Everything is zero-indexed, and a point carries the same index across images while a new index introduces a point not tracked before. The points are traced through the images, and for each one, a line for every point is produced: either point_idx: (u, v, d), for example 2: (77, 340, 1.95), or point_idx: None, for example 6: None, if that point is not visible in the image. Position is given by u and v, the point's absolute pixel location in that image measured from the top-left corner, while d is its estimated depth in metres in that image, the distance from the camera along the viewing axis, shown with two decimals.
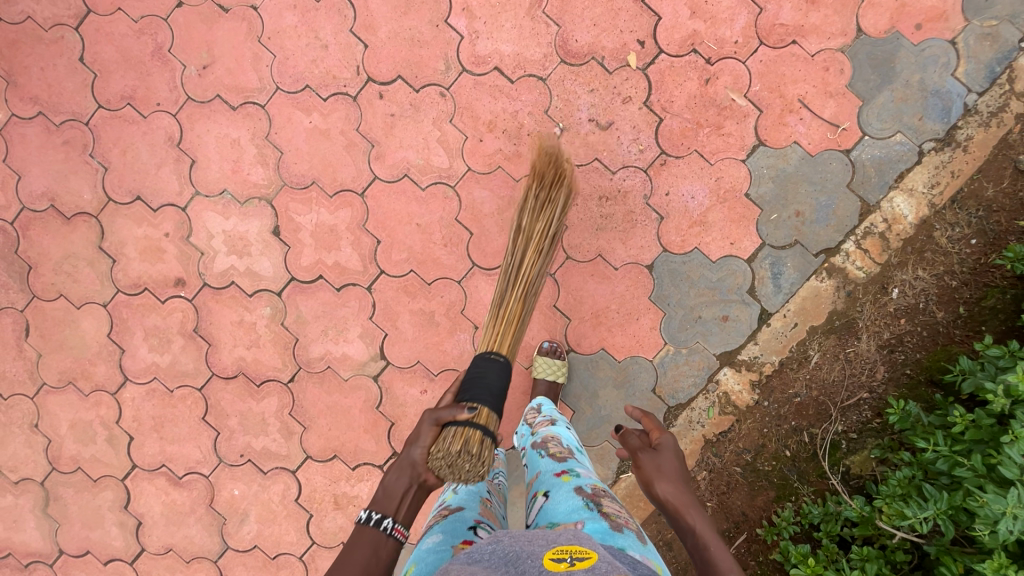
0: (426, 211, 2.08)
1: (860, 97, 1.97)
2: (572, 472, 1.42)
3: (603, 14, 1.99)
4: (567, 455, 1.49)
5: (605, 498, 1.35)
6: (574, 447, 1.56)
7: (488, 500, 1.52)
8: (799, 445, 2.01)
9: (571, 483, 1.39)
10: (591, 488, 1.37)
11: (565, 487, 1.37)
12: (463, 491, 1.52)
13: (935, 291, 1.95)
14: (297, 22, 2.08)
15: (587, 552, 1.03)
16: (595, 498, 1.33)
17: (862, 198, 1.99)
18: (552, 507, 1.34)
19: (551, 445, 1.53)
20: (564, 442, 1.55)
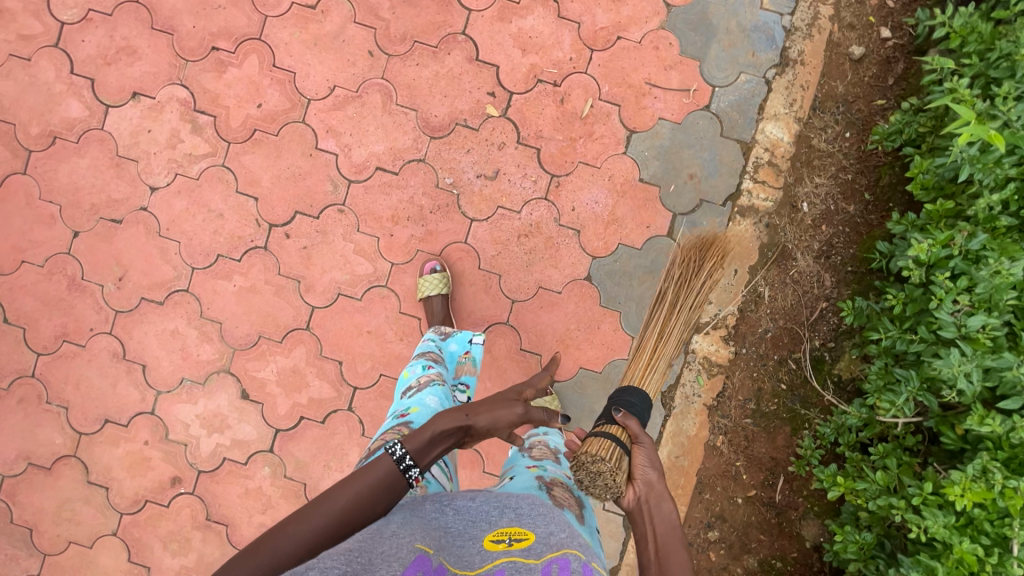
0: (372, 317, 2.16)
1: (696, 58, 2.14)
2: (541, 467, 1.45)
3: (448, 84, 2.13)
4: (547, 456, 1.51)
5: (559, 488, 1.39)
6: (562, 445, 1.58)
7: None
8: (790, 374, 2.09)
9: (535, 473, 1.43)
10: (552, 476, 1.42)
11: (527, 473, 1.42)
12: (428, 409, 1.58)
13: (837, 190, 2.09)
14: (186, 204, 2.16)
15: (525, 533, 1.17)
16: (549, 485, 1.38)
17: (739, 139, 2.14)
18: (509, 485, 1.41)
19: (535, 448, 1.54)
20: (552, 442, 1.58)
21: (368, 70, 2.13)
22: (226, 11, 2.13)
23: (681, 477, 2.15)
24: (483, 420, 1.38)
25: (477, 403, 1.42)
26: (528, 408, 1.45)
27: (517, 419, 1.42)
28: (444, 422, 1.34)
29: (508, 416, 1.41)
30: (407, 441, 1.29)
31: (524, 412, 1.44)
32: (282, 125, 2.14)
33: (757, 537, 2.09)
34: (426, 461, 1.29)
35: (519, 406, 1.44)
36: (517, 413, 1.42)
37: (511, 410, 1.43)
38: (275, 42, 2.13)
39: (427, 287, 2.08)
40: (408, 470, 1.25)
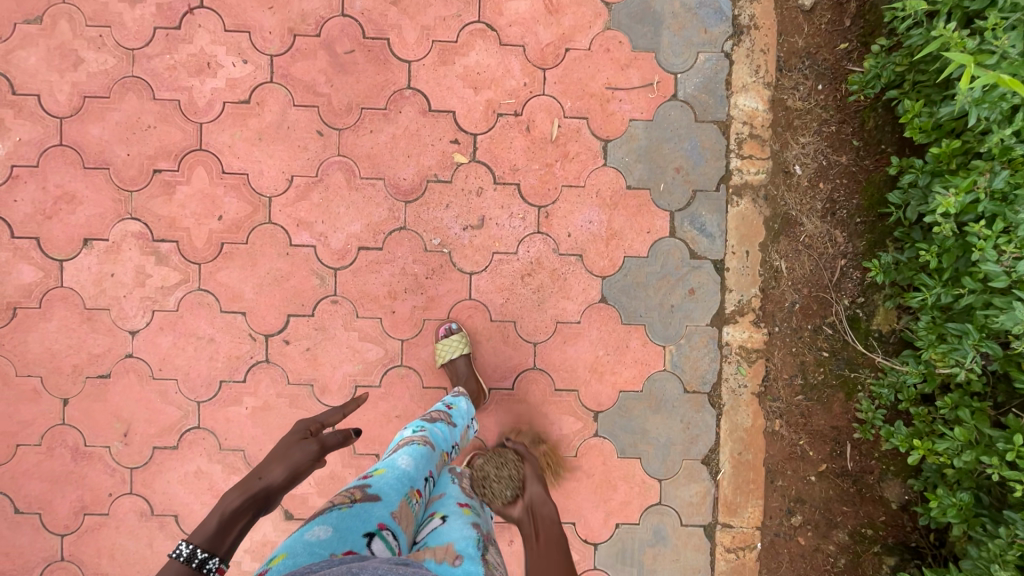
0: (396, 400, 2.05)
1: (649, 50, 2.06)
2: (473, 509, 1.47)
3: (408, 143, 2.02)
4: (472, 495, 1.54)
5: (489, 546, 1.39)
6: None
7: (415, 495, 1.39)
8: (829, 340, 2.04)
9: (469, 517, 1.43)
10: (485, 528, 1.44)
11: (463, 518, 1.41)
12: (395, 475, 1.40)
13: (826, 145, 2.04)
14: (173, 338, 2.03)
15: None
16: (484, 539, 1.38)
17: (715, 120, 2.07)
18: (448, 532, 1.36)
19: (461, 481, 1.59)
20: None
21: (322, 151, 2.02)
22: (157, 129, 1.99)
23: (750, 471, 2.09)
24: (278, 474, 1.50)
25: (267, 463, 1.55)
26: (322, 440, 1.59)
27: (313, 456, 1.56)
28: (234, 501, 1.44)
29: (305, 457, 1.55)
30: (195, 537, 1.34)
31: (320, 445, 1.58)
32: (250, 231, 2.02)
33: (841, 510, 2.04)
34: (225, 550, 1.36)
35: (312, 443, 1.58)
36: (311, 452, 1.56)
37: (305, 449, 1.56)
38: (218, 147, 2.00)
39: (447, 351, 1.97)
40: (204, 563, 1.31)
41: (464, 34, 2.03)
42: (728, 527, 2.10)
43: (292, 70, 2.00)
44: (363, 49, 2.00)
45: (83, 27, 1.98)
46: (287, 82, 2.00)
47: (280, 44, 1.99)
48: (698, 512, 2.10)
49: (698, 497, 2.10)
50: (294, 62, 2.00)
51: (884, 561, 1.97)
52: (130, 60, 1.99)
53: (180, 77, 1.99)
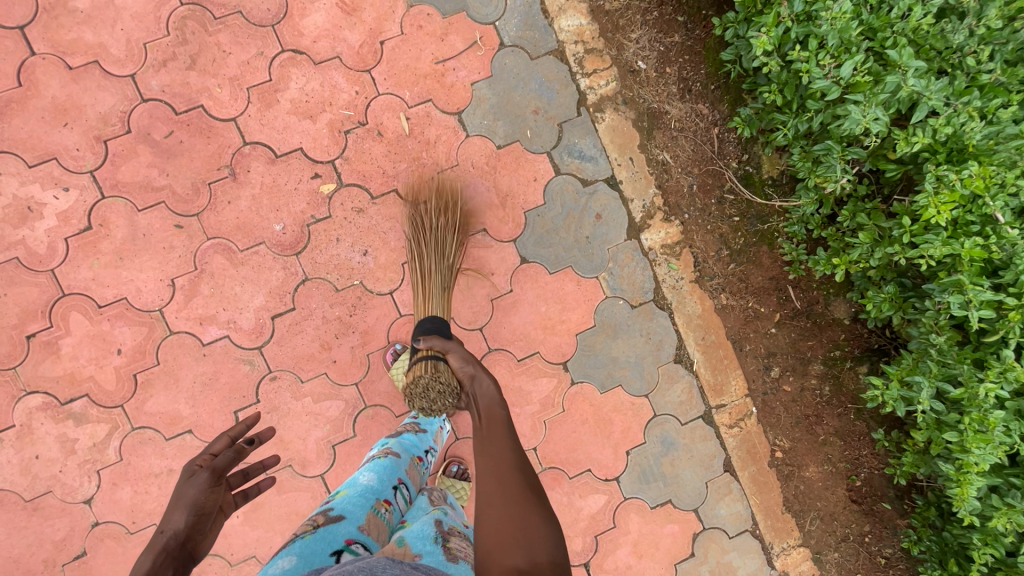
0: (377, 442, 2.01)
1: (459, 11, 2.03)
2: (441, 509, 1.48)
3: (271, 197, 1.94)
4: (443, 500, 1.54)
5: (457, 537, 1.39)
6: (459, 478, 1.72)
7: (383, 504, 1.41)
8: (735, 205, 2.13)
9: (435, 514, 1.45)
10: (450, 524, 1.43)
11: (427, 517, 1.43)
12: (356, 492, 1.41)
13: (656, 32, 2.08)
14: (131, 488, 1.92)
15: None
16: (447, 533, 1.38)
17: (548, 51, 2.07)
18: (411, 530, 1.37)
19: (436, 491, 1.58)
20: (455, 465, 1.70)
21: (190, 242, 1.91)
22: (9, 295, 1.84)
23: (719, 350, 2.19)
24: (179, 519, 1.21)
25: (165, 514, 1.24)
26: (213, 465, 1.31)
27: (209, 487, 1.26)
28: (142, 565, 1.12)
29: (199, 491, 1.25)
30: None
31: (215, 474, 1.29)
32: (156, 350, 1.91)
33: (807, 346, 2.16)
34: None
35: (202, 472, 1.28)
36: (204, 481, 1.27)
37: (195, 482, 1.27)
38: (82, 284, 1.87)
39: (404, 371, 1.94)
40: None
41: (275, 69, 1.93)
42: (723, 407, 2.20)
43: (119, 176, 1.87)
44: (181, 125, 1.89)
45: None
46: (121, 190, 1.87)
47: (94, 156, 1.85)
48: (691, 407, 2.19)
49: (686, 393, 2.19)
50: (117, 167, 1.87)
51: (859, 371, 2.13)
52: None
53: (6, 233, 1.83)
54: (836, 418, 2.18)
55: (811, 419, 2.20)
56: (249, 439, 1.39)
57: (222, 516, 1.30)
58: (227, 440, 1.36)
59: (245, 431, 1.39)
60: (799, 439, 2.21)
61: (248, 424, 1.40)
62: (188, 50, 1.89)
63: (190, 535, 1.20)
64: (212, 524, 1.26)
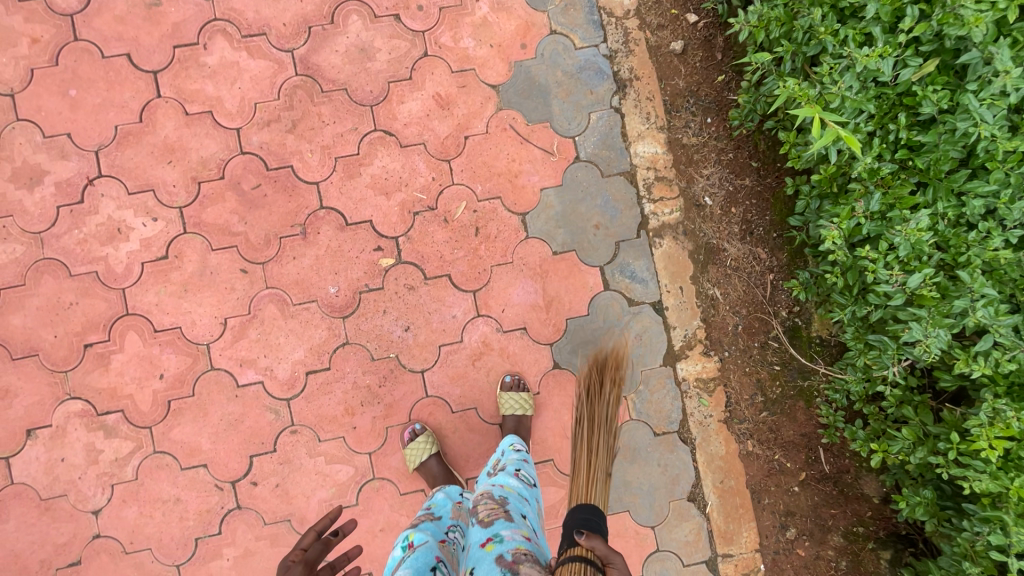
0: (377, 516, 2.02)
1: (544, 121, 2.14)
2: (495, 537, 1.43)
3: (333, 260, 2.04)
4: (492, 517, 1.49)
5: (526, 564, 1.34)
6: (510, 495, 1.59)
7: None
8: (777, 353, 2.10)
9: (494, 551, 1.40)
10: (511, 553, 1.38)
11: (486, 559, 1.38)
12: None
13: (728, 172, 2.13)
14: (137, 509, 1.97)
15: None
16: (512, 565, 1.34)
17: (620, 172, 2.15)
18: None
19: (482, 506, 1.55)
20: (497, 495, 1.58)
21: (250, 287, 2.02)
22: (79, 304, 1.97)
23: (736, 497, 2.12)
24: None
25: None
26: (306, 558, 1.32)
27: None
28: None
29: None
30: None
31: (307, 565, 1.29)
32: (194, 382, 2.00)
33: (829, 513, 2.07)
34: None
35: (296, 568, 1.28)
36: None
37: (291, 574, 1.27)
38: (145, 308, 1.99)
39: (416, 455, 1.96)
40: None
41: (364, 144, 2.08)
42: (729, 557, 2.12)
43: (203, 216, 2.01)
44: (269, 181, 2.04)
45: None
46: (202, 229, 2.01)
47: (186, 194, 2.01)
48: (697, 549, 2.12)
49: (693, 534, 2.12)
50: (204, 208, 2.02)
51: (882, 556, 2.00)
52: (39, 243, 1.97)
53: (93, 248, 1.99)
54: None
55: None
56: (334, 531, 1.43)
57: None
58: (313, 533, 1.38)
59: (330, 524, 1.42)
60: None
61: (332, 517, 1.43)
62: (292, 115, 2.05)
63: None
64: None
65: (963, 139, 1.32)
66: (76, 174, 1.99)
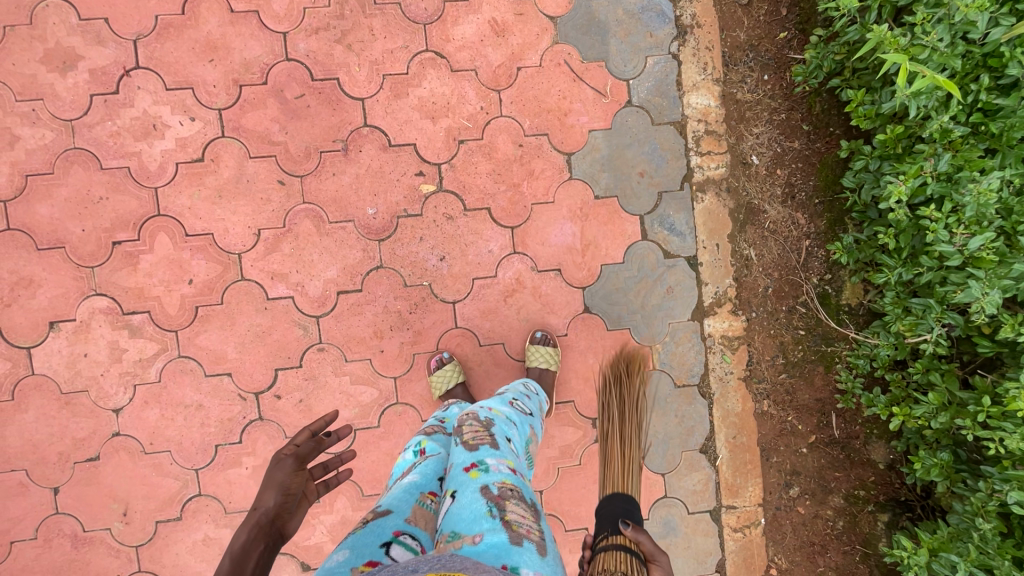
0: (397, 439, 2.05)
1: (599, 60, 2.07)
2: (480, 464, 1.35)
3: (373, 181, 1.99)
4: (478, 441, 1.44)
5: (512, 500, 1.27)
6: (495, 417, 1.57)
7: (428, 496, 1.38)
8: (804, 318, 2.12)
9: (478, 478, 1.32)
10: (498, 486, 1.31)
11: (470, 485, 1.30)
12: (401, 488, 1.39)
13: (778, 132, 2.10)
14: (159, 411, 1.97)
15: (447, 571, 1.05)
16: (498, 499, 1.26)
17: (671, 121, 2.10)
18: (456, 510, 1.26)
19: (468, 428, 1.50)
20: (482, 416, 1.56)
21: (287, 200, 1.97)
22: (109, 200, 1.91)
23: (746, 453, 2.19)
24: (271, 498, 1.27)
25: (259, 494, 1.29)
26: (298, 452, 1.37)
27: (295, 471, 1.33)
28: (240, 536, 1.19)
29: (286, 474, 1.32)
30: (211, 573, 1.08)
31: (298, 459, 1.36)
32: (223, 290, 1.97)
33: (833, 476, 2.14)
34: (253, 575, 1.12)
35: (288, 458, 1.35)
36: (291, 465, 1.33)
37: (282, 467, 1.33)
38: (177, 210, 1.94)
39: (442, 382, 1.97)
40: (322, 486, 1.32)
41: (414, 64, 2.00)
42: (733, 508, 2.19)
43: (243, 122, 1.94)
44: (313, 91, 1.96)
45: (13, 103, 1.88)
46: (240, 134, 1.95)
47: (226, 96, 1.93)
48: (703, 499, 2.18)
49: (701, 484, 2.18)
50: (244, 113, 1.94)
51: (879, 518, 2.08)
52: (70, 131, 1.90)
53: (126, 143, 1.91)
54: (841, 554, 2.13)
55: (816, 547, 2.16)
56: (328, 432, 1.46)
57: (306, 502, 1.35)
58: (308, 432, 1.43)
59: (325, 425, 1.46)
60: (798, 562, 2.18)
61: (327, 419, 1.47)
62: (342, 25, 1.97)
63: (279, 513, 1.25)
64: (299, 504, 1.31)
65: None
66: (113, 63, 1.90)
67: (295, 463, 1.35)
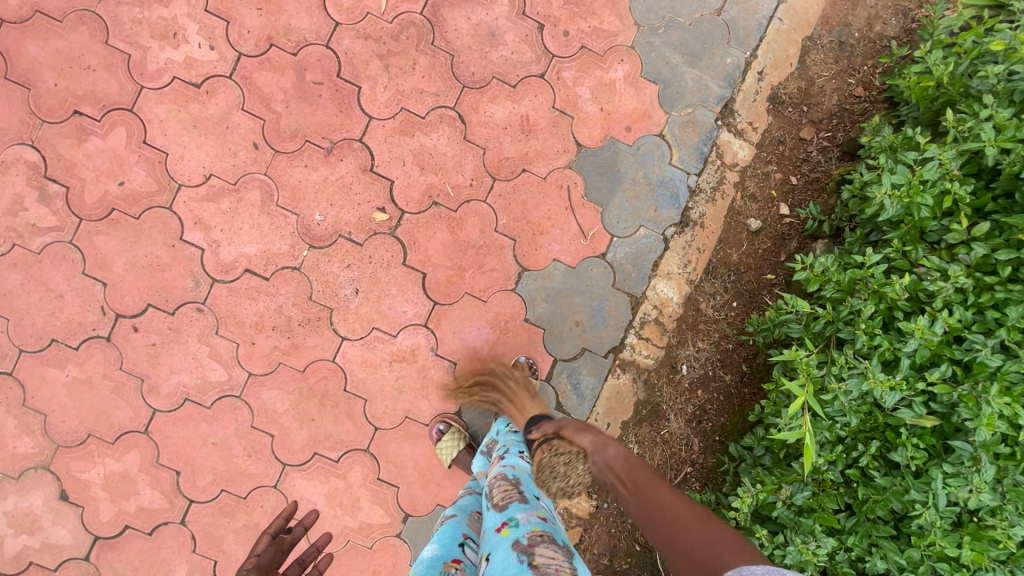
0: (219, 429, 2.00)
1: (598, 204, 2.08)
2: (511, 522, 1.35)
3: (336, 192, 1.99)
4: (506, 500, 1.40)
5: (542, 547, 1.28)
6: (522, 475, 1.50)
7: (452, 566, 1.34)
8: (646, 535, 2.07)
9: (510, 536, 1.31)
10: (528, 535, 1.31)
11: (502, 545, 1.30)
12: (423, 564, 1.33)
13: (717, 357, 2.08)
14: (22, 279, 1.94)
15: None
16: (529, 550, 1.27)
17: (629, 293, 2.09)
18: (492, 570, 1.27)
19: (495, 489, 1.45)
20: (509, 475, 1.49)
21: (250, 163, 1.96)
22: (94, 73, 1.91)
23: None
24: None
25: None
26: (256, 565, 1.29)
27: None
28: None
29: None
30: None
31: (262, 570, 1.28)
32: (145, 208, 1.95)
33: None
34: None
35: None
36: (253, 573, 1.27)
37: None
38: (148, 116, 1.93)
39: (447, 453, 1.97)
40: None
41: (434, 114, 2.02)
42: None
43: (254, 76, 1.95)
44: (332, 86, 1.98)
45: None
46: (244, 85, 1.95)
47: (254, 47, 1.95)
48: None
49: None
50: (260, 69, 1.95)
51: None
52: None
53: (140, 35, 1.92)
54: None
55: None
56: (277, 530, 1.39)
57: None
58: (266, 537, 1.37)
59: (282, 524, 1.40)
60: None
61: (284, 517, 1.40)
62: (391, 45, 1.99)
63: None
64: None
65: (908, 505, 1.28)
66: None
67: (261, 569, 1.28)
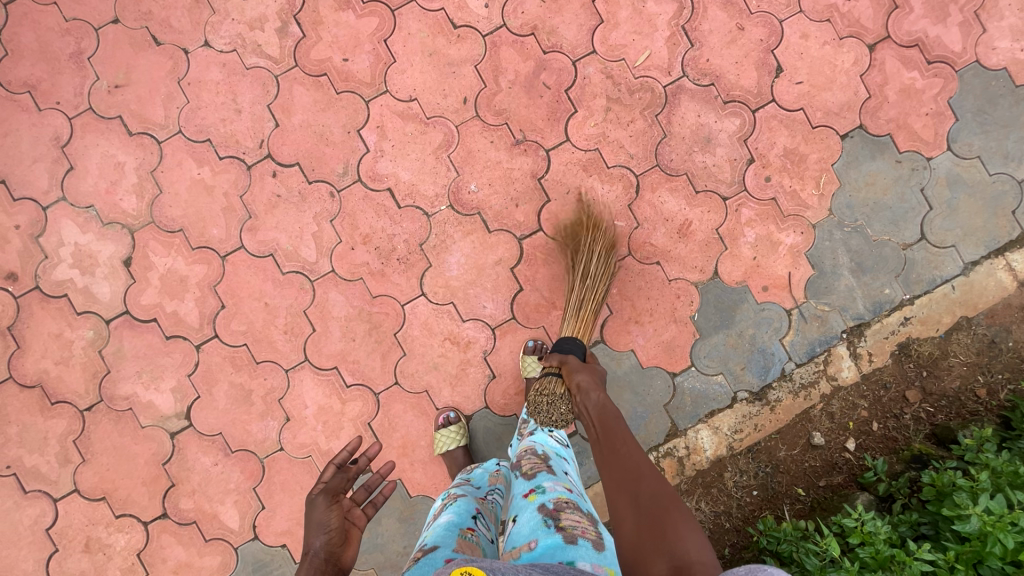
0: (278, 294, 2.10)
1: (698, 331, 2.12)
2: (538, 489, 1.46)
3: (499, 178, 2.09)
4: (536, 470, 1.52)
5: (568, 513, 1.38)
6: (551, 455, 1.62)
7: (468, 530, 1.44)
8: None
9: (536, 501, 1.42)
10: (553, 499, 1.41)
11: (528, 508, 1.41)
12: (440, 527, 1.44)
13: (709, 525, 2.05)
14: (220, 79, 2.11)
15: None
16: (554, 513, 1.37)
17: (673, 420, 2.11)
18: (517, 530, 1.38)
19: (524, 462, 1.57)
20: (539, 452, 1.61)
21: (450, 111, 2.09)
22: None
23: None
24: (316, 541, 1.38)
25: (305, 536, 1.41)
26: (327, 486, 1.52)
27: (329, 504, 1.47)
28: None
29: (322, 511, 1.45)
30: None
31: (330, 493, 1.51)
32: (348, 90, 2.09)
33: None
34: None
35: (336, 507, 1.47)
36: (324, 501, 1.48)
37: (317, 505, 1.47)
38: (401, 25, 2.10)
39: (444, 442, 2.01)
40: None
41: (618, 169, 2.11)
42: None
43: (502, 49, 2.09)
44: (556, 95, 2.10)
45: None
46: (490, 50, 2.09)
47: (518, 27, 2.10)
48: None
49: None
50: (509, 46, 2.09)
51: None
52: None
53: None
54: None
55: None
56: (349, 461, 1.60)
57: (354, 528, 1.48)
58: (332, 466, 1.56)
59: (349, 455, 1.58)
60: None
61: (348, 450, 1.57)
62: (623, 95, 2.11)
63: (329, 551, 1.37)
64: (343, 535, 1.43)
65: None
66: None
67: (328, 495, 1.50)
